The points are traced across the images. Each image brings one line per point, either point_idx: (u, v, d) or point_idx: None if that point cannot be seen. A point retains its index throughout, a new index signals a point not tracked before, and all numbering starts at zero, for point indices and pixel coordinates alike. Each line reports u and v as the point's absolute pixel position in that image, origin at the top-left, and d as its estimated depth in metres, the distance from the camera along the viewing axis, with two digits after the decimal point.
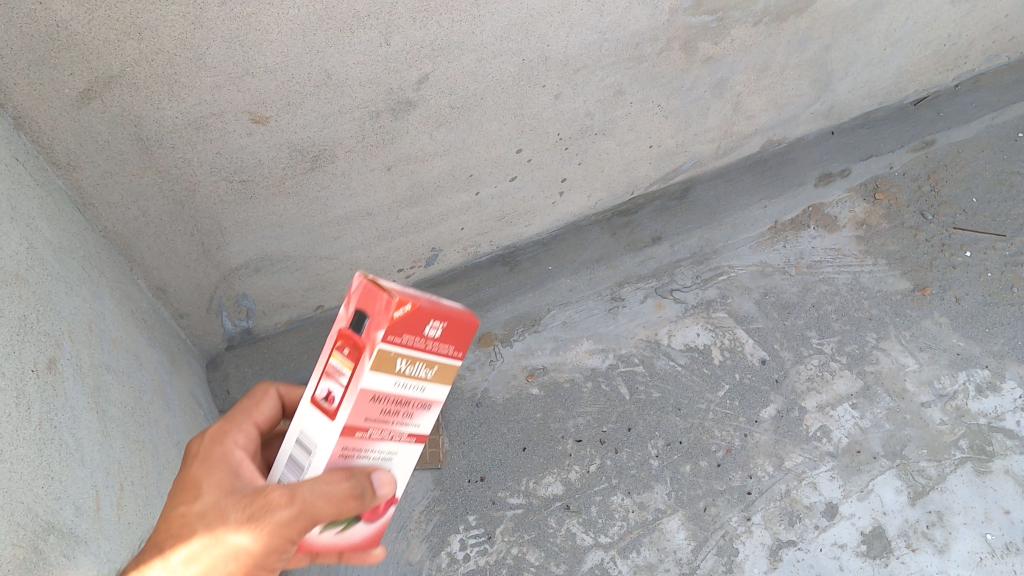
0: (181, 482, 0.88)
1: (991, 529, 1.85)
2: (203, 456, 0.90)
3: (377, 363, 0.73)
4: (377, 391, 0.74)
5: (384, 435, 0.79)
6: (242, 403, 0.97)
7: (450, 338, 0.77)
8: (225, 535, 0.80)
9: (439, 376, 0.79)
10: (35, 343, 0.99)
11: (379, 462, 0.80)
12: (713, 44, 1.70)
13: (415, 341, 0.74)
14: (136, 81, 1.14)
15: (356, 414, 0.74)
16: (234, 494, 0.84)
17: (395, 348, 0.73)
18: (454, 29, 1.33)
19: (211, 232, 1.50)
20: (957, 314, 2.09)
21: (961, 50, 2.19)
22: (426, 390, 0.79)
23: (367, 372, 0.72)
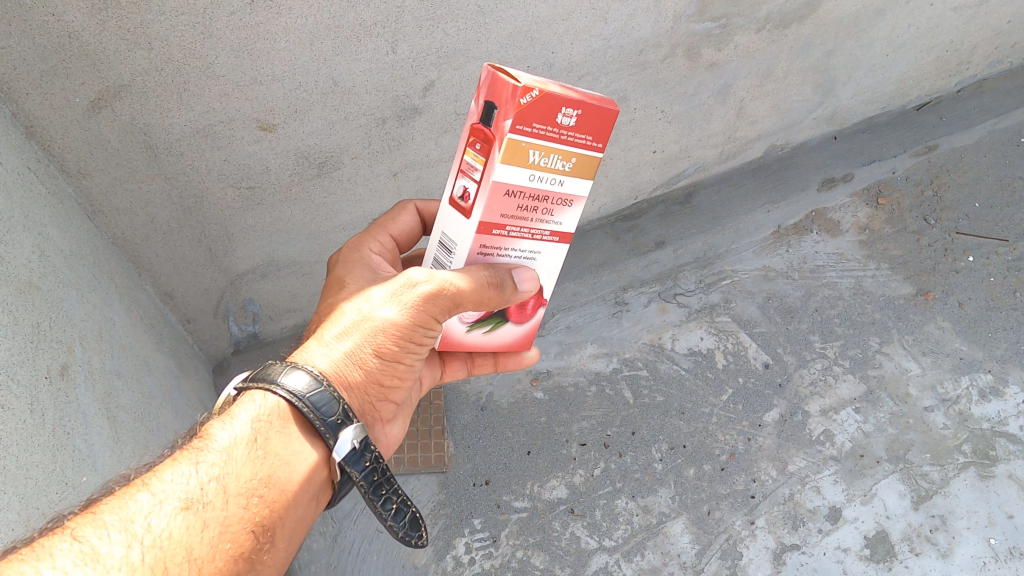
0: (331, 279, 1.06)
1: (996, 533, 1.84)
2: (347, 258, 1.09)
3: (515, 152, 0.81)
4: (516, 182, 0.84)
5: (516, 228, 0.90)
6: (380, 222, 1.18)
7: (587, 126, 0.84)
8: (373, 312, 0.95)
9: (577, 168, 0.87)
10: (48, 349, 1.00)
11: (518, 249, 0.93)
12: (716, 50, 1.72)
13: (552, 131, 0.82)
14: (146, 90, 1.16)
15: (496, 206, 0.85)
16: (378, 282, 1.01)
17: (530, 140, 0.81)
18: (460, 37, 1.34)
19: (218, 238, 1.51)
20: (960, 318, 2.09)
21: (963, 56, 2.21)
22: (561, 180, 0.87)
23: (508, 160, 0.82)
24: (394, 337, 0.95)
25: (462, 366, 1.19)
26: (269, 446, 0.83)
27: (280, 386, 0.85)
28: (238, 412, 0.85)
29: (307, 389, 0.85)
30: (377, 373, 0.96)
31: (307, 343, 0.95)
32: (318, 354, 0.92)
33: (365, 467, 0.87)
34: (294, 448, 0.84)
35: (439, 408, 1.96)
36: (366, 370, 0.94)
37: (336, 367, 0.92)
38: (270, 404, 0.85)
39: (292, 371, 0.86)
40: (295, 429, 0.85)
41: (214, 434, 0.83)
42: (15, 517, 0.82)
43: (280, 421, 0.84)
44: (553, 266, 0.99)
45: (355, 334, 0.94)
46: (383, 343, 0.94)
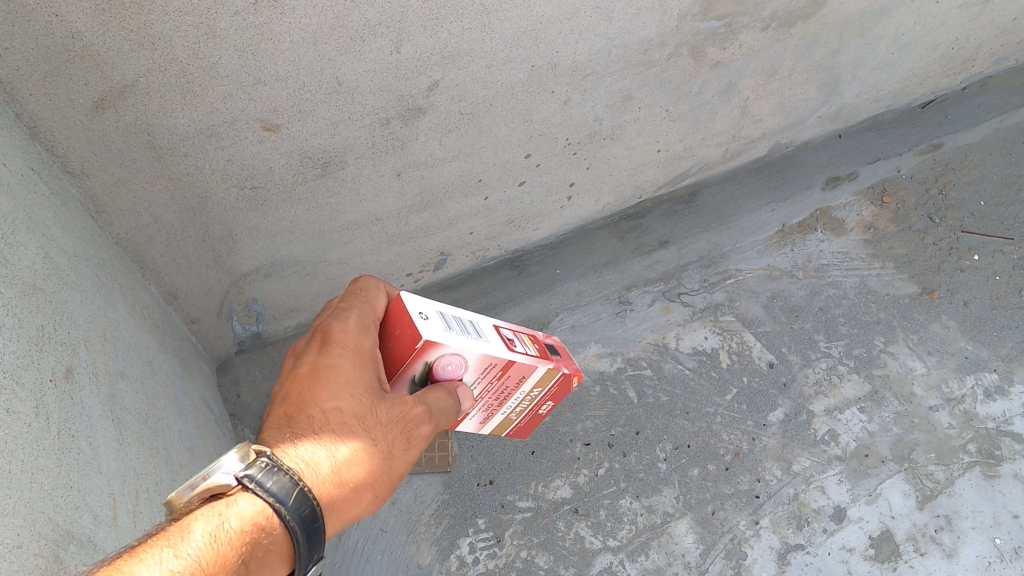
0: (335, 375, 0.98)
1: (1001, 533, 1.85)
2: (354, 348, 1.00)
3: (550, 378, 1.17)
4: (524, 385, 1.16)
5: (509, 380, 1.12)
6: (362, 300, 1.06)
7: (521, 426, 1.29)
8: (384, 449, 0.96)
9: (495, 426, 1.26)
10: (52, 352, 1.00)
11: (494, 379, 1.11)
12: (721, 49, 1.70)
13: (538, 407, 1.25)
14: (149, 91, 1.15)
15: (524, 367, 1.11)
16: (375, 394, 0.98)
17: (541, 392, 1.20)
18: (464, 37, 1.33)
19: (222, 238, 1.51)
20: (965, 317, 2.08)
21: (969, 54, 2.19)
22: (493, 419, 1.23)
23: (548, 375, 1.16)
24: (391, 476, 0.98)
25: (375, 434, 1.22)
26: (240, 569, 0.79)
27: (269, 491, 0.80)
28: (225, 515, 0.79)
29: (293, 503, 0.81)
30: (364, 509, 0.96)
31: (314, 459, 0.90)
32: (330, 486, 0.90)
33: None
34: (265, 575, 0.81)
35: None
36: (359, 506, 0.95)
37: (338, 502, 0.91)
38: (250, 514, 0.80)
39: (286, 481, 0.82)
40: (274, 553, 0.81)
41: (193, 530, 0.78)
42: (20, 521, 0.82)
43: (259, 536, 0.79)
44: None
45: (367, 470, 0.94)
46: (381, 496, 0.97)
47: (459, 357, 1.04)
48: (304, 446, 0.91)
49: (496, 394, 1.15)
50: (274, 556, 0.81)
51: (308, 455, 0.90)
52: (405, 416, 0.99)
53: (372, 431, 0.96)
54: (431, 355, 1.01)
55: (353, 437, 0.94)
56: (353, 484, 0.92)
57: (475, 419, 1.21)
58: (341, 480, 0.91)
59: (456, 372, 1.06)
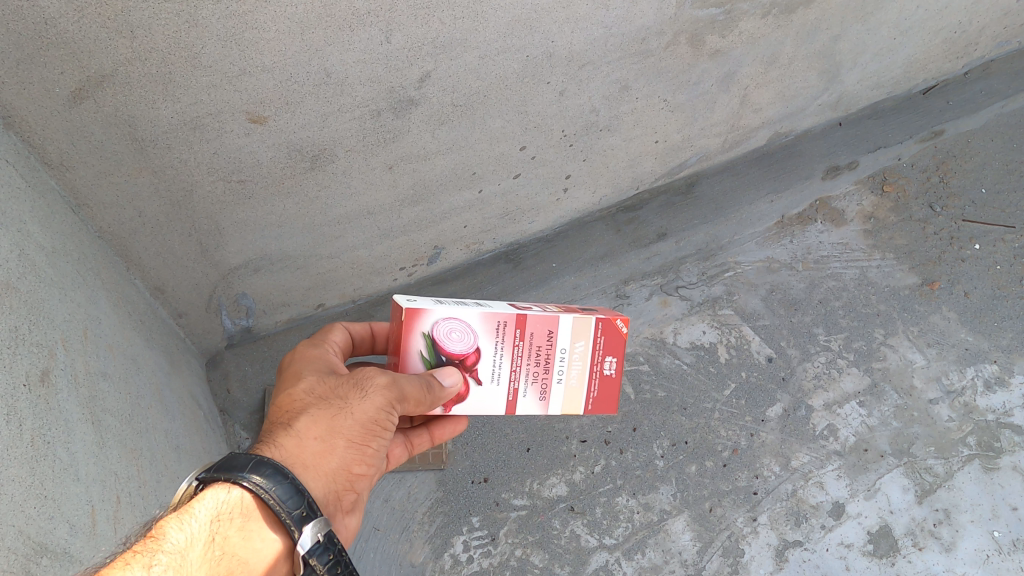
0: (287, 377, 1.13)
1: (999, 526, 1.84)
2: (301, 358, 1.17)
3: (582, 324, 1.22)
4: (558, 340, 1.21)
5: (529, 336, 1.19)
6: (319, 334, 1.27)
7: (597, 398, 1.26)
8: (340, 405, 1.06)
9: (565, 402, 1.24)
10: (26, 356, 0.96)
11: (516, 340, 1.18)
12: (720, 37, 1.66)
13: (597, 366, 1.24)
14: (129, 80, 1.11)
15: (539, 320, 1.20)
16: (333, 386, 1.09)
17: (586, 343, 1.22)
18: (456, 26, 1.29)
19: (209, 232, 1.47)
20: (965, 308, 2.06)
21: (971, 38, 2.14)
22: (554, 393, 1.23)
23: (578, 322, 1.22)
24: (357, 425, 1.05)
25: (402, 452, 1.29)
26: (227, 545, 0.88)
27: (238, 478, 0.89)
28: (195, 511, 0.88)
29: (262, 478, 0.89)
30: (345, 459, 1.04)
31: (277, 432, 1.01)
32: (295, 445, 0.99)
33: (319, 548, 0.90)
34: (254, 546, 0.89)
35: None
36: (337, 457, 1.03)
37: (310, 456, 1.00)
38: (218, 501, 0.89)
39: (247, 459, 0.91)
40: (256, 523, 0.90)
41: (168, 533, 0.86)
42: None
43: (233, 514, 0.89)
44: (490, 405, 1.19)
45: (328, 423, 1.03)
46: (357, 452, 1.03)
47: (455, 320, 1.16)
48: (269, 427, 1.03)
49: (530, 357, 1.20)
50: (257, 524, 0.90)
51: (272, 431, 1.02)
52: (354, 378, 1.09)
53: (328, 397, 1.07)
54: (425, 324, 1.14)
55: (309, 406, 1.06)
56: (317, 436, 1.02)
57: (531, 393, 1.21)
58: (305, 436, 1.01)
59: (461, 339, 1.15)
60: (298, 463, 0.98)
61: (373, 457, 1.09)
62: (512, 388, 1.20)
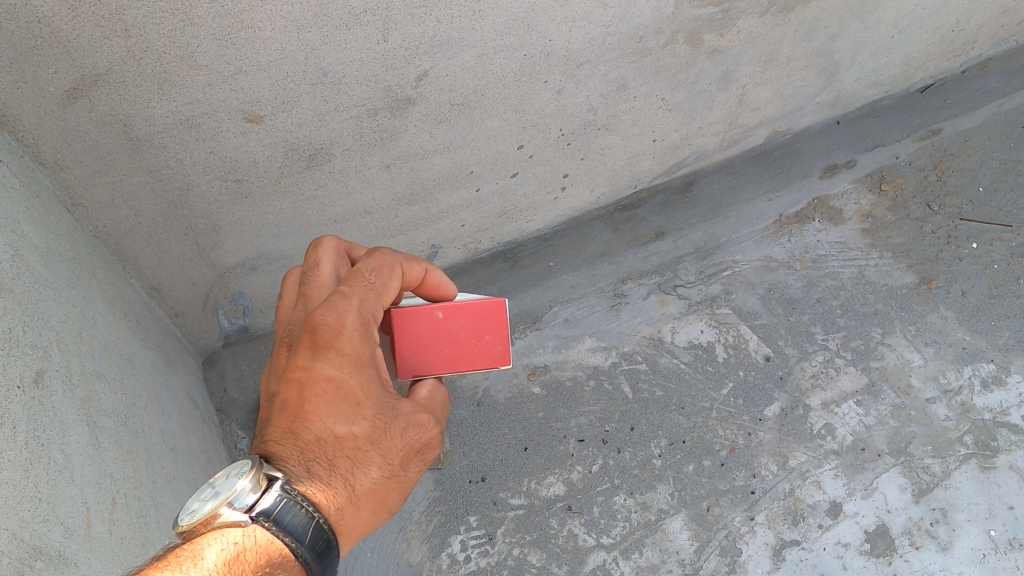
0: (342, 392, 0.90)
1: (995, 525, 1.84)
2: (357, 359, 0.92)
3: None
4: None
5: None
6: (361, 297, 0.95)
7: None
8: (397, 471, 0.93)
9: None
10: (21, 357, 0.96)
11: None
12: (718, 36, 1.65)
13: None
14: (124, 79, 1.10)
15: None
16: (396, 441, 0.93)
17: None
18: (454, 25, 1.28)
19: (206, 231, 1.46)
20: (963, 307, 2.06)
21: (970, 37, 2.13)
22: None
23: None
24: (405, 493, 0.96)
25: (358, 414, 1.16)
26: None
27: (284, 530, 0.78)
28: (234, 546, 0.77)
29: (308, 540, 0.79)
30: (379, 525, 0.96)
31: (334, 486, 0.87)
32: (351, 522, 0.87)
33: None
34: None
35: None
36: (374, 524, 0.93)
37: (360, 529, 0.89)
38: (263, 542, 0.77)
39: (300, 516, 0.79)
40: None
41: (203, 553, 0.76)
42: None
43: (272, 566, 0.76)
44: None
45: (384, 496, 0.92)
46: (394, 504, 0.95)
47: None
48: (317, 470, 0.87)
49: None
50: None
51: (327, 484, 0.86)
52: (419, 438, 0.96)
53: (388, 458, 0.92)
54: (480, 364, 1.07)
55: (369, 462, 0.91)
56: (371, 511, 0.91)
57: None
58: (362, 506, 0.89)
59: None
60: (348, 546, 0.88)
61: None
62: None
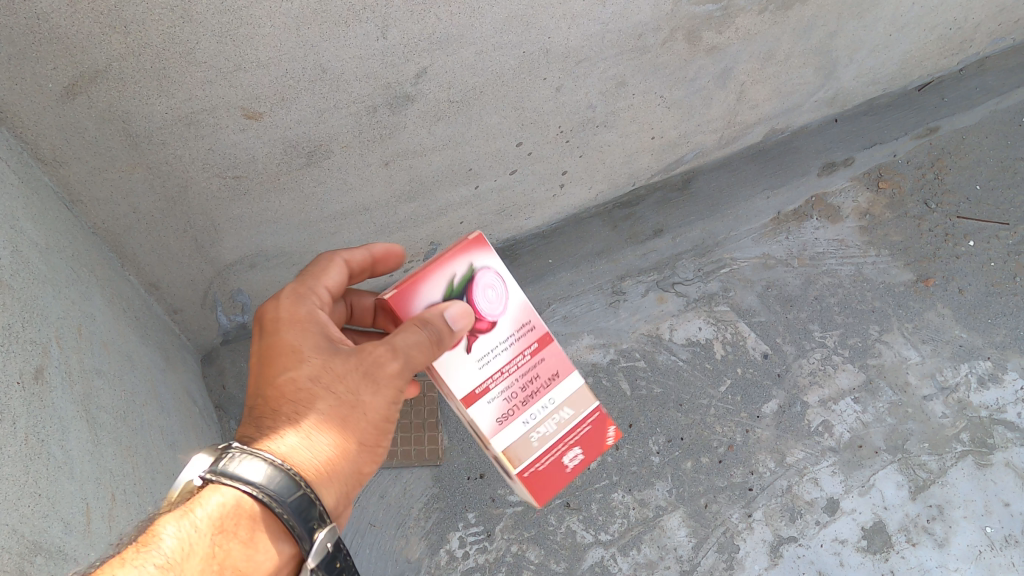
0: (280, 350, 1.06)
1: (991, 522, 1.85)
2: (290, 323, 1.08)
3: (584, 400, 1.17)
4: (556, 387, 1.15)
5: (541, 368, 1.15)
6: (304, 279, 1.14)
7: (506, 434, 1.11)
8: (351, 402, 1.03)
9: (512, 448, 1.11)
10: (20, 353, 0.96)
11: (526, 348, 1.14)
12: (717, 33, 1.65)
13: (562, 450, 1.16)
14: (123, 76, 1.10)
15: (557, 354, 1.16)
16: (337, 376, 1.04)
17: (573, 436, 1.16)
18: (453, 22, 1.28)
19: (205, 228, 1.46)
20: (960, 305, 2.06)
21: (967, 35, 2.13)
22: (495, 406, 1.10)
23: (582, 394, 1.17)
24: (369, 424, 1.05)
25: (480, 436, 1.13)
26: (226, 545, 0.89)
27: (239, 479, 0.89)
28: (192, 514, 0.90)
29: (270, 486, 0.89)
30: (357, 462, 1.05)
31: (285, 429, 1.00)
32: (305, 457, 0.99)
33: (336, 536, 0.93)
34: (255, 542, 0.91)
35: (433, 400, 1.93)
36: (349, 459, 1.04)
37: (324, 462, 1.00)
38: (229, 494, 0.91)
39: (253, 464, 0.90)
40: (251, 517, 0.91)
41: (163, 536, 0.87)
42: None
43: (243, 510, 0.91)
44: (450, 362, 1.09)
45: (342, 429, 1.03)
46: (358, 435, 1.04)
47: (501, 284, 1.13)
48: (275, 413, 1.02)
49: (518, 368, 1.13)
50: (260, 533, 0.91)
51: (277, 428, 1.00)
52: (363, 365, 1.04)
53: (335, 390, 1.03)
54: (478, 257, 1.13)
55: (315, 400, 1.03)
56: (331, 442, 1.02)
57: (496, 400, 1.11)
58: (316, 439, 1.01)
59: (488, 302, 1.11)
60: (315, 476, 0.99)
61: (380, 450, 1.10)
62: (486, 385, 1.10)
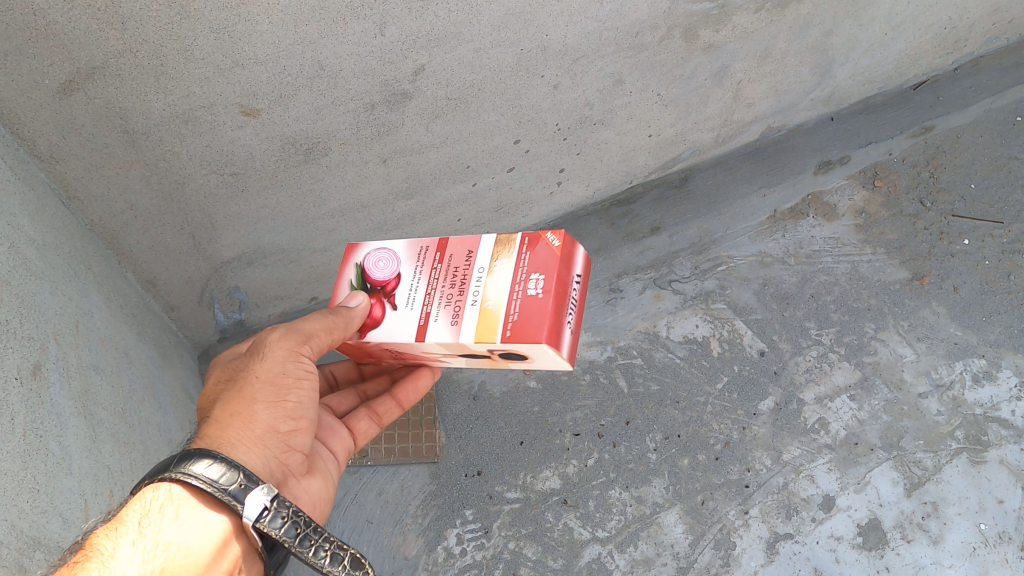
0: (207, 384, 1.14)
1: (986, 518, 1.86)
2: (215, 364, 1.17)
3: (506, 241, 1.06)
4: (479, 259, 1.07)
5: (456, 260, 1.08)
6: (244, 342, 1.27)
7: (517, 321, 0.99)
8: (248, 377, 1.05)
9: (479, 329, 1.00)
10: (18, 348, 0.96)
11: (436, 264, 1.10)
12: (713, 31, 1.65)
13: (519, 286, 1.01)
14: (120, 72, 1.09)
15: (462, 243, 1.10)
16: (237, 369, 1.07)
17: (513, 263, 1.03)
18: (451, 19, 1.28)
19: (202, 225, 1.46)
20: (955, 303, 2.08)
21: (961, 35, 2.14)
22: (467, 315, 1.02)
23: (501, 240, 1.07)
24: (268, 386, 1.04)
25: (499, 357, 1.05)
26: (166, 541, 0.87)
27: (191, 476, 0.88)
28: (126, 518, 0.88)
29: (221, 480, 0.88)
30: (270, 420, 1.03)
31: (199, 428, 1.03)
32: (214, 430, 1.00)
33: (286, 524, 0.89)
34: (198, 532, 0.89)
35: (430, 398, 1.91)
36: (259, 421, 1.02)
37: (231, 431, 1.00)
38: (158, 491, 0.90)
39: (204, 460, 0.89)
40: (194, 509, 0.90)
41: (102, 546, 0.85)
42: None
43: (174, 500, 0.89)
44: (397, 327, 1.07)
45: (240, 395, 1.03)
46: (261, 397, 1.03)
47: (384, 248, 1.13)
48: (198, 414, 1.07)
49: (448, 279, 1.07)
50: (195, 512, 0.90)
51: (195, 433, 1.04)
52: (253, 349, 1.08)
53: (236, 377, 1.06)
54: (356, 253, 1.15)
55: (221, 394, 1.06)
56: (236, 411, 1.02)
57: (443, 316, 1.04)
58: (224, 417, 1.01)
59: (386, 266, 1.11)
60: (222, 443, 0.98)
61: (301, 411, 1.07)
62: (423, 312, 1.06)
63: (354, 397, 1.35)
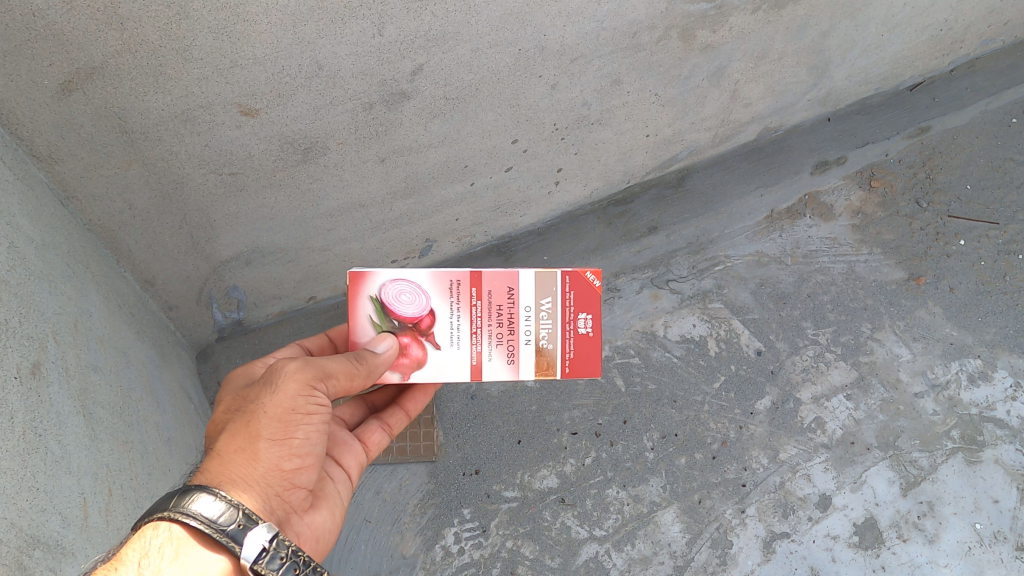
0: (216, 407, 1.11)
1: (980, 518, 1.88)
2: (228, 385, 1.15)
3: (547, 279, 1.17)
4: (520, 297, 1.17)
5: (497, 296, 1.17)
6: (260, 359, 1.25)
7: (574, 359, 1.19)
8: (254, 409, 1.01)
9: (537, 369, 1.18)
10: (17, 347, 0.96)
11: (474, 300, 1.16)
12: (711, 32, 1.66)
13: (570, 325, 1.19)
14: (119, 72, 1.10)
15: (498, 278, 1.17)
16: (245, 400, 1.04)
17: (558, 303, 1.18)
18: (449, 19, 1.28)
19: (200, 224, 1.46)
20: (950, 303, 2.08)
21: (957, 35, 2.15)
22: (521, 354, 1.17)
23: (542, 278, 1.17)
24: (273, 422, 0.99)
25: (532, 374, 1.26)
26: None
27: (188, 515, 0.87)
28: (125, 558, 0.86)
29: (220, 519, 0.87)
30: (273, 460, 0.99)
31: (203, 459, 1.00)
32: (216, 465, 0.96)
33: (285, 565, 0.88)
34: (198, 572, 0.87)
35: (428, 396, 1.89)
36: (261, 459, 0.98)
37: (233, 469, 0.96)
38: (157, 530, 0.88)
39: (203, 498, 0.88)
40: (194, 549, 0.88)
41: None
42: None
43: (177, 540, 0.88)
44: (447, 365, 1.16)
45: (245, 430, 0.99)
46: (265, 434, 0.99)
47: (405, 282, 1.15)
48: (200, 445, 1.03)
49: (491, 316, 1.17)
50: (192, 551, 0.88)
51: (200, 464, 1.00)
52: (267, 379, 1.04)
53: (243, 407, 1.03)
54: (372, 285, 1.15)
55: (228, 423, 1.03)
56: (240, 447, 0.98)
57: (497, 355, 1.17)
58: (227, 452, 0.98)
59: (412, 302, 1.15)
60: (223, 480, 0.95)
61: (305, 448, 1.03)
62: (475, 352, 1.17)
63: (362, 407, 1.36)
